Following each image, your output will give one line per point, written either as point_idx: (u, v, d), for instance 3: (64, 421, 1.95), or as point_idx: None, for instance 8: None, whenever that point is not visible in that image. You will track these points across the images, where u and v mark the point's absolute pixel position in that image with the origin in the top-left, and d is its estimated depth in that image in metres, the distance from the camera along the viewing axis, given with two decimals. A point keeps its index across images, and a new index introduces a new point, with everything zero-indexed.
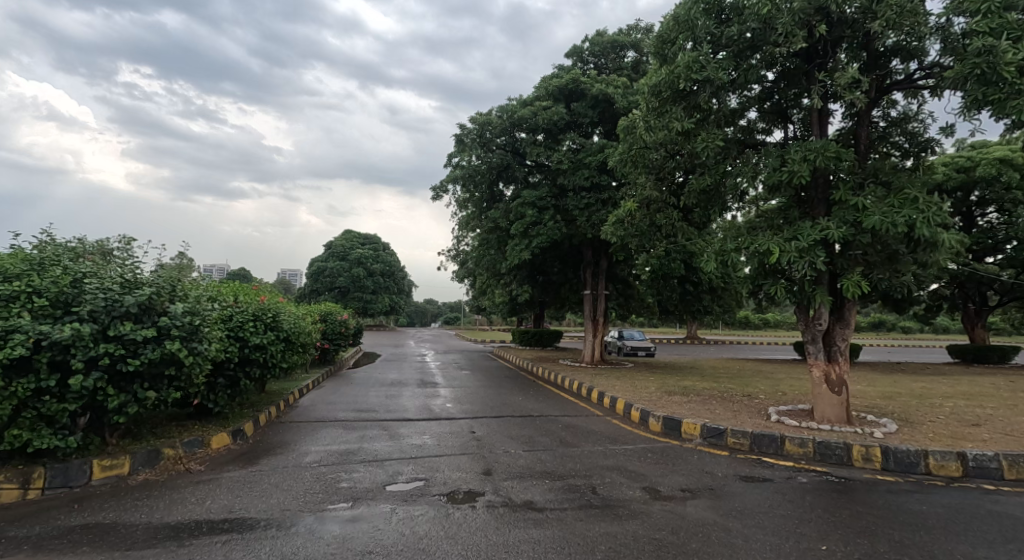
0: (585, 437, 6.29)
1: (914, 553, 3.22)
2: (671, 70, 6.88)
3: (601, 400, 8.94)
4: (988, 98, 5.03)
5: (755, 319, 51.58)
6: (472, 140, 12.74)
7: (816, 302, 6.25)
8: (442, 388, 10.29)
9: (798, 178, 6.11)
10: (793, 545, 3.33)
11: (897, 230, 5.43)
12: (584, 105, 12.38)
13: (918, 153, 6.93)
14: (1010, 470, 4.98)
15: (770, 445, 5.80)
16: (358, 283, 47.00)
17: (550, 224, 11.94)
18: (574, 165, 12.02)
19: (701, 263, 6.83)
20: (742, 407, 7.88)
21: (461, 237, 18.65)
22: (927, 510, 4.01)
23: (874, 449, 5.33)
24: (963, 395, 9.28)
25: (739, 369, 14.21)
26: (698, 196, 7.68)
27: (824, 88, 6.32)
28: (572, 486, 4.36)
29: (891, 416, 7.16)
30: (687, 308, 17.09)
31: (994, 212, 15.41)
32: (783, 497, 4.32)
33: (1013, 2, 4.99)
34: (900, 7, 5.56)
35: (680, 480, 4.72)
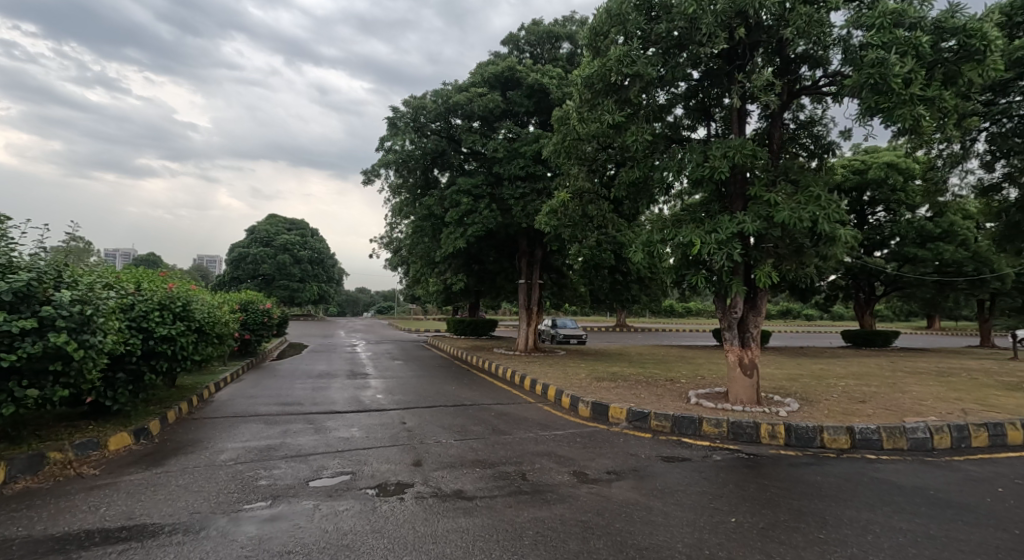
0: (516, 424, 6.36)
1: (811, 520, 3.52)
2: (603, 62, 6.99)
3: (534, 387, 9.08)
4: (879, 106, 5.50)
5: (679, 308, 54.43)
6: (406, 124, 12.39)
7: (732, 291, 6.65)
8: (372, 379, 10.04)
9: (718, 173, 6.43)
10: (707, 519, 3.54)
11: (803, 225, 5.88)
12: (520, 94, 12.38)
13: (821, 155, 7.51)
14: (889, 439, 5.57)
15: (688, 427, 6.14)
16: (284, 270, 44.78)
17: (485, 212, 11.88)
18: (509, 154, 12.02)
19: (630, 254, 7.06)
20: (666, 391, 8.29)
21: (394, 224, 18.19)
22: (822, 480, 4.40)
23: (779, 427, 5.77)
24: (854, 376, 10.28)
25: (663, 355, 14.94)
26: (627, 188, 7.92)
27: (743, 89, 6.67)
28: (502, 473, 4.40)
29: (794, 396, 7.80)
30: (616, 297, 17.68)
31: (883, 211, 17.06)
32: (700, 475, 4.57)
33: (902, 20, 5.47)
34: (809, 16, 5.96)
35: (606, 463, 4.89)
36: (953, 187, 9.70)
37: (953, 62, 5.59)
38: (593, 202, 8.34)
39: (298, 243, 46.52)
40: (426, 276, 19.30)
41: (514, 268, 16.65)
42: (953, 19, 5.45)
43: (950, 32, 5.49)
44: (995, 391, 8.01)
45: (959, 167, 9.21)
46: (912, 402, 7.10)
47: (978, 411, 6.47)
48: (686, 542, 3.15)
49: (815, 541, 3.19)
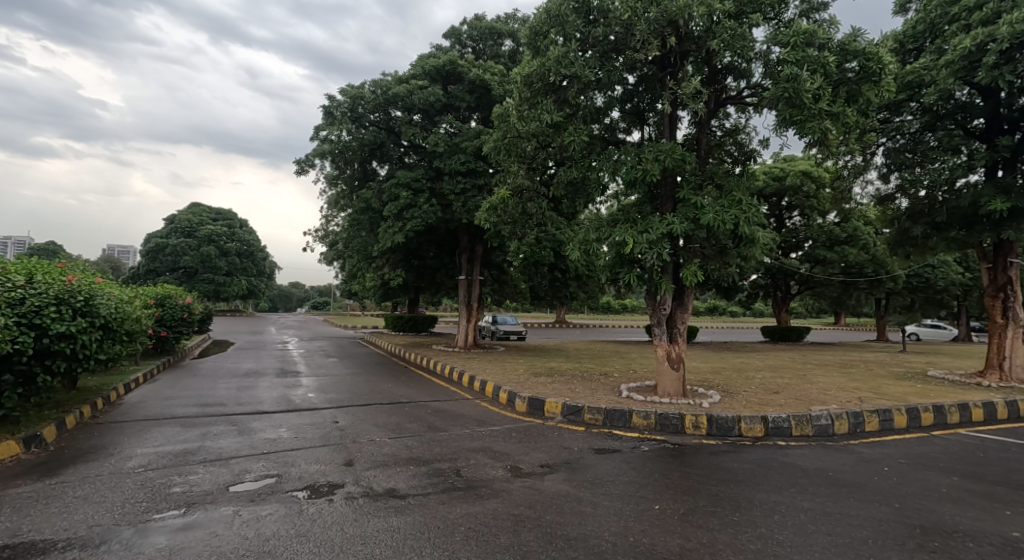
0: (452, 421, 6.34)
1: (727, 504, 3.76)
2: (543, 62, 7.11)
3: (472, 383, 9.08)
4: (793, 118, 5.92)
5: (615, 305, 56.30)
6: (343, 114, 12.00)
7: (661, 289, 6.95)
8: (303, 377, 9.67)
9: (650, 176, 6.69)
10: (633, 508, 3.69)
11: (726, 227, 6.24)
12: (461, 89, 12.29)
13: (744, 161, 7.98)
14: (797, 427, 6.03)
15: (619, 419, 6.37)
16: (208, 263, 42.13)
17: (425, 208, 11.66)
18: (450, 148, 11.90)
19: (567, 251, 7.22)
20: (599, 385, 8.54)
21: (329, 216, 17.55)
22: (738, 466, 4.71)
23: (702, 418, 6.10)
24: (770, 368, 11.06)
25: (599, 350, 15.39)
26: (566, 187, 8.09)
27: (673, 95, 6.99)
28: (436, 470, 4.38)
29: (717, 388, 8.28)
30: (555, 293, 17.97)
31: (798, 215, 18.43)
32: (628, 465, 4.77)
33: (813, 40, 5.91)
34: (733, 30, 6.31)
35: (540, 456, 4.98)
36: (856, 196, 10.61)
37: (855, 82, 6.12)
38: (532, 200, 8.42)
39: (225, 235, 43.93)
40: (362, 271, 18.78)
41: (455, 265, 16.54)
42: (855, 43, 5.97)
43: (852, 54, 6.01)
44: (888, 381, 8.86)
45: (861, 178, 10.09)
46: (818, 392, 7.74)
47: (872, 400, 7.14)
48: (612, 531, 3.28)
49: (729, 523, 3.41)
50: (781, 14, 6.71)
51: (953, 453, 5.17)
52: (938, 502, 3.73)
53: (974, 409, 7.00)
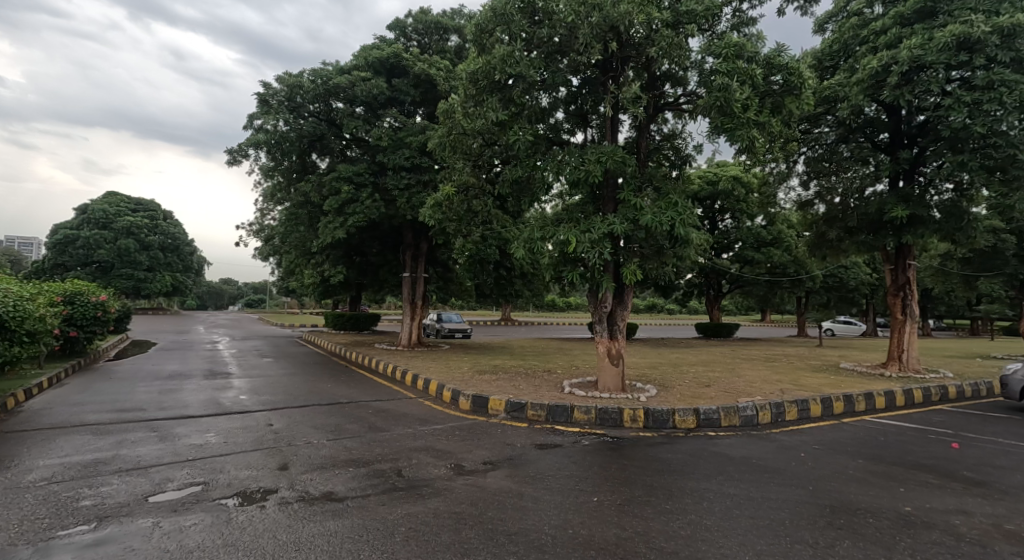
0: (394, 421, 6.26)
1: (660, 493, 3.93)
2: (488, 60, 7.14)
3: (415, 382, 8.97)
4: (724, 126, 6.26)
5: (559, 303, 57.28)
6: (279, 103, 11.50)
7: (603, 287, 7.14)
8: (234, 379, 9.22)
9: (593, 177, 6.85)
10: (572, 500, 3.79)
11: (663, 228, 6.50)
12: (406, 83, 12.09)
13: (681, 166, 8.33)
14: (726, 417, 6.39)
15: (561, 414, 6.51)
16: (127, 257, 39.22)
17: (367, 203, 11.38)
18: (394, 143, 11.67)
19: (512, 250, 7.28)
20: (542, 382, 8.68)
21: (265, 210, 16.78)
22: (671, 457, 4.94)
23: (639, 411, 6.33)
24: (703, 363, 11.63)
25: (542, 347, 15.61)
26: (511, 186, 8.14)
27: (615, 98, 7.20)
28: (377, 471, 4.31)
29: (654, 383, 8.61)
30: (500, 291, 18.05)
31: (729, 218, 19.46)
32: (569, 459, 4.89)
33: (743, 52, 6.26)
34: (670, 39, 6.57)
35: (483, 454, 5.01)
36: (780, 201, 11.33)
37: (780, 94, 6.55)
38: (478, 197, 8.39)
39: (146, 227, 40.98)
40: (301, 267, 18.09)
41: (398, 262, 16.25)
42: (779, 58, 6.38)
43: (777, 69, 6.42)
44: (808, 373, 9.53)
45: (785, 184, 10.79)
46: (745, 385, 8.23)
47: (792, 391, 7.68)
48: (552, 524, 3.36)
49: (661, 511, 3.57)
50: (715, 27, 7.08)
51: (860, 438, 5.66)
52: (847, 483, 4.07)
53: (878, 397, 7.67)
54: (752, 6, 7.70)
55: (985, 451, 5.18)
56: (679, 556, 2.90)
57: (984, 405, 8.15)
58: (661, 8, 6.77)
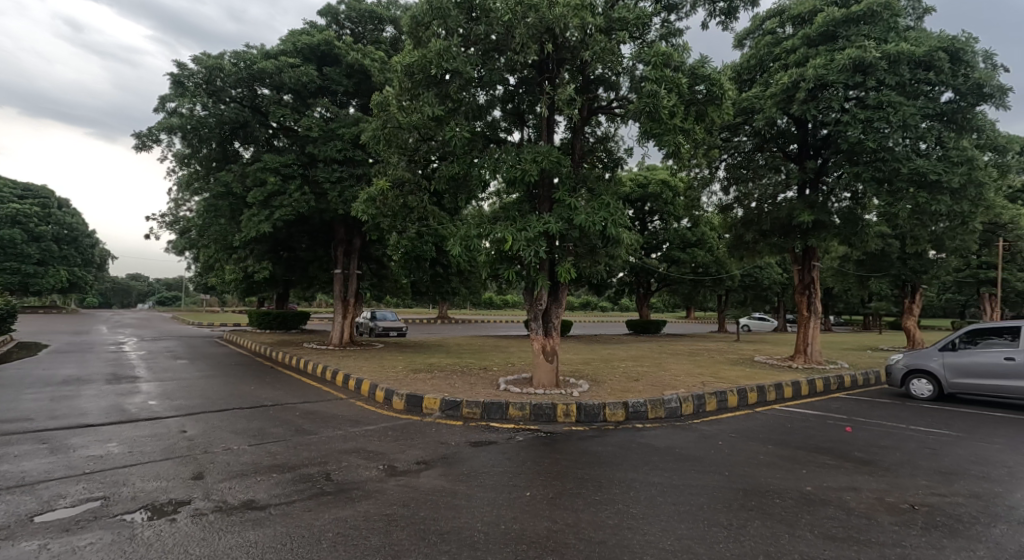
0: (323, 423, 6.04)
1: (589, 485, 4.05)
2: (424, 54, 7.03)
3: (346, 382, 8.70)
4: (653, 131, 6.52)
5: (495, 300, 57.53)
6: (196, 86, 10.73)
7: (538, 285, 7.24)
8: (143, 383, 8.52)
9: (529, 176, 6.92)
10: (505, 496, 3.83)
11: (596, 228, 6.69)
12: (338, 72, 11.64)
13: (613, 168, 8.59)
14: (653, 410, 6.69)
15: (496, 412, 6.54)
16: (14, 249, 35.19)
17: (296, 196, 10.88)
18: (324, 134, 11.21)
19: (448, 247, 7.22)
20: (478, 379, 8.70)
21: (180, 200, 15.62)
22: (601, 450, 5.10)
23: (572, 406, 6.49)
24: (633, 358, 12.10)
25: (478, 345, 15.63)
26: (448, 182, 8.06)
27: (550, 100, 7.32)
28: (303, 476, 4.15)
29: (586, 378, 8.86)
30: (436, 289, 17.86)
31: (658, 219, 20.32)
32: (503, 456, 4.93)
33: (671, 61, 6.54)
34: (603, 44, 6.77)
35: (416, 454, 4.94)
36: (704, 204, 11.97)
37: (703, 103, 6.92)
38: (413, 193, 8.24)
39: (37, 216, 36.97)
40: (221, 262, 17.01)
41: (330, 257, 15.67)
42: (703, 69, 6.74)
43: (701, 79, 6.78)
44: (727, 366, 10.15)
45: (708, 188, 11.42)
46: (671, 378, 8.64)
47: (712, 383, 8.16)
48: (485, 521, 3.37)
49: (590, 503, 3.68)
50: (645, 35, 7.36)
51: (770, 425, 6.11)
52: (758, 468, 4.38)
53: (787, 388, 8.31)
54: (679, 17, 8.07)
55: (875, 433, 5.75)
56: (605, 545, 3.00)
57: (875, 392, 9.04)
58: (595, 13, 6.93)
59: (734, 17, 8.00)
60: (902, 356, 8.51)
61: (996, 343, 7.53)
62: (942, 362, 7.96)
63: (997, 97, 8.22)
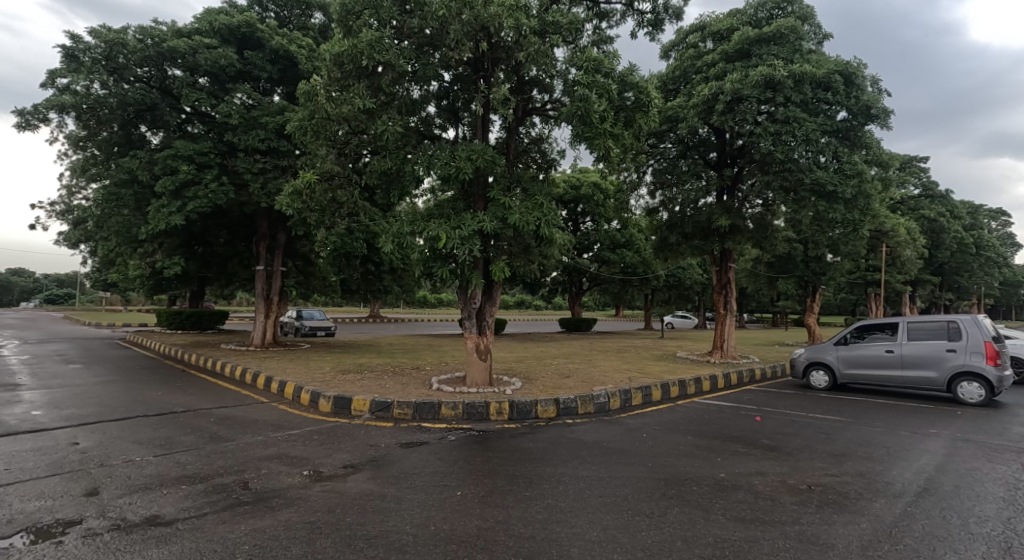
0: (241, 429, 5.69)
1: (519, 482, 4.08)
2: (354, 44, 6.79)
3: (269, 384, 8.26)
4: (584, 135, 6.66)
5: (430, 299, 56.89)
6: (94, 61, 9.73)
7: (472, 284, 7.21)
8: (27, 391, 7.64)
9: (463, 174, 6.86)
10: (436, 497, 3.78)
11: (530, 227, 6.75)
12: (261, 57, 11.00)
13: (547, 169, 8.69)
14: (583, 405, 6.85)
15: (428, 412, 6.44)
16: None
17: (213, 186, 10.16)
18: (245, 122, 10.56)
19: (379, 244, 7.02)
20: (410, 379, 8.53)
21: (74, 187, 14.14)
22: (532, 446, 5.16)
23: (504, 404, 6.51)
24: (564, 356, 12.34)
25: (410, 345, 15.34)
26: (379, 177, 7.84)
27: (483, 98, 7.31)
28: (216, 486, 3.88)
29: (519, 376, 8.93)
30: (366, 287, 17.35)
31: (589, 221, 20.89)
32: (434, 456, 4.86)
33: (602, 67, 6.72)
34: (537, 47, 6.84)
35: (343, 457, 4.77)
36: (632, 207, 12.43)
37: (631, 110, 7.18)
38: (343, 187, 7.94)
39: None
40: (124, 257, 15.58)
41: (251, 253, 14.81)
42: (632, 76, 6.98)
43: (629, 86, 7.02)
44: (652, 362, 10.60)
45: (636, 192, 11.87)
46: (601, 374, 8.90)
47: (639, 378, 8.49)
48: (414, 523, 3.31)
49: (521, 499, 3.71)
50: (577, 40, 7.53)
51: (691, 417, 6.44)
52: (679, 458, 4.61)
53: (706, 381, 8.81)
54: (610, 25, 8.33)
55: (781, 421, 6.22)
56: (534, 540, 3.04)
57: (781, 384, 9.79)
58: (529, 14, 6.96)
59: (660, 29, 8.36)
60: (804, 350, 9.24)
61: (879, 337, 8.33)
62: (836, 356, 8.75)
63: (881, 118, 9.09)
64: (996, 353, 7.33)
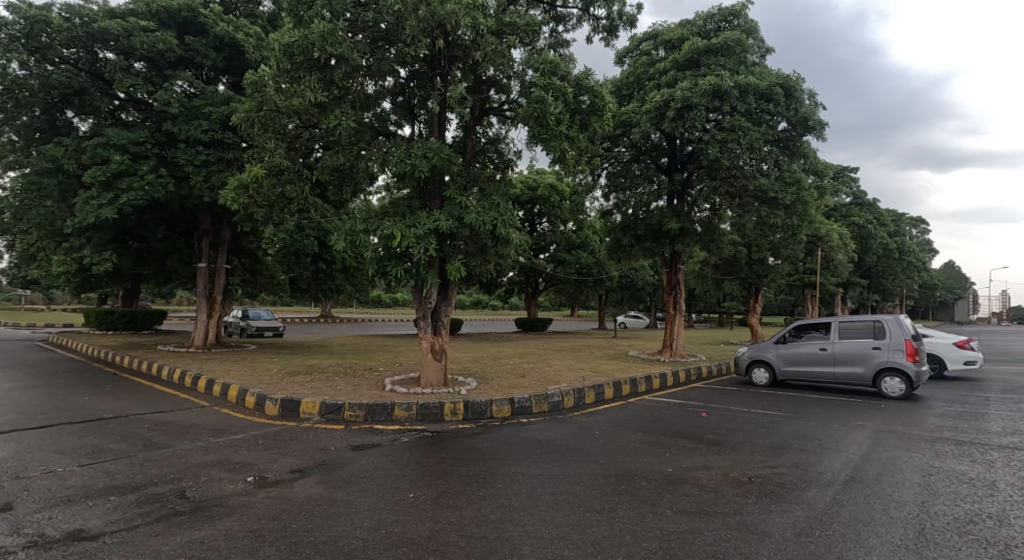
0: (179, 434, 5.40)
1: (473, 482, 4.06)
2: (305, 35, 6.57)
3: (210, 388, 7.87)
4: (540, 136, 6.71)
5: (384, 299, 55.92)
6: (13, 39, 9.00)
7: (427, 283, 7.13)
8: None
9: (419, 172, 6.76)
10: (387, 500, 3.71)
11: (486, 227, 6.73)
12: (205, 43, 10.49)
13: (504, 169, 8.70)
14: (537, 405, 6.90)
15: (381, 413, 6.33)
16: None
17: (150, 178, 9.59)
18: (186, 111, 10.04)
19: (331, 241, 6.83)
20: (362, 380, 8.34)
21: None
22: (486, 446, 5.15)
23: (459, 404, 6.47)
24: (520, 355, 12.40)
25: (363, 345, 15.00)
26: (332, 173, 7.63)
27: (440, 97, 7.25)
28: (150, 496, 3.67)
29: (474, 376, 8.89)
30: (317, 285, 16.86)
31: (546, 222, 21.08)
32: (386, 458, 4.78)
33: (558, 70, 6.80)
34: (494, 47, 6.83)
35: (290, 462, 4.62)
36: (587, 209, 12.63)
37: (586, 113, 7.29)
38: (292, 183, 7.67)
39: None
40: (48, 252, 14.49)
41: (192, 249, 14.08)
42: (587, 80, 7.09)
43: (585, 90, 7.14)
44: (605, 361, 10.80)
45: (591, 194, 12.07)
46: (555, 374, 8.99)
47: (592, 377, 8.63)
48: (364, 527, 3.24)
49: (474, 499, 3.70)
50: (534, 42, 7.57)
51: (641, 414, 6.60)
52: (629, 454, 4.71)
53: (656, 379, 9.06)
54: (566, 29, 8.42)
55: (725, 417, 6.48)
56: (486, 540, 3.03)
57: (726, 380, 10.20)
58: (486, 14, 6.95)
59: (615, 35, 8.53)
60: (747, 349, 9.65)
61: (815, 336, 8.81)
62: (776, 354, 9.18)
63: (818, 129, 9.63)
64: (915, 350, 7.89)
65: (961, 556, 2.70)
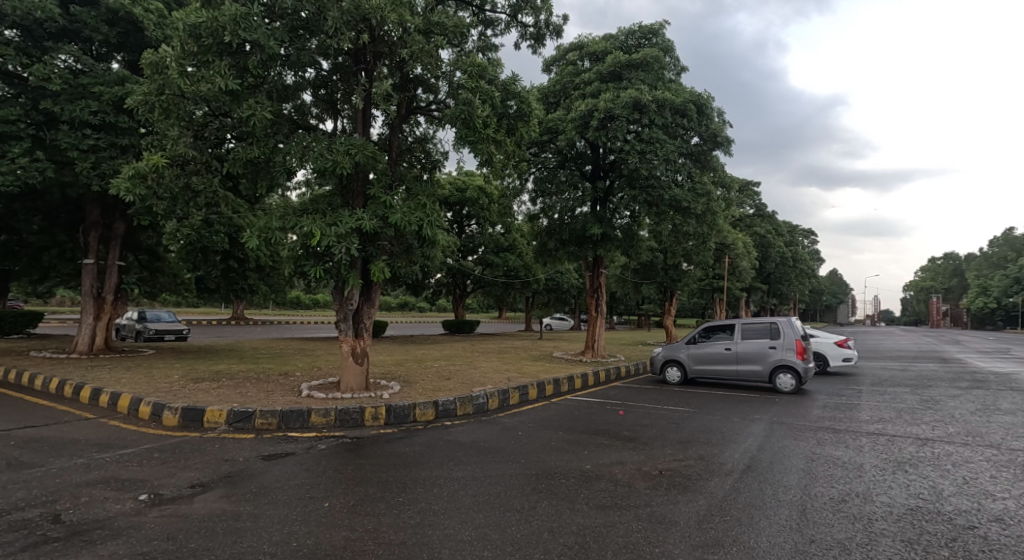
0: (54, 451, 4.84)
1: (393, 488, 3.97)
2: (215, 17, 6.14)
3: (96, 398, 7.11)
4: (467, 138, 6.69)
5: (304, 300, 53.47)
6: None
7: (349, 284, 6.88)
8: None
9: (341, 169, 6.51)
10: (300, 511, 3.53)
11: (411, 227, 6.61)
12: (95, 15, 9.51)
13: (431, 169, 8.59)
14: (461, 407, 6.86)
15: (296, 420, 6.02)
16: None
17: (25, 162, 8.52)
18: (71, 90, 9.05)
19: (244, 238, 6.42)
20: (276, 386, 7.90)
21: None
22: (407, 450, 5.05)
23: (381, 409, 6.29)
24: (444, 357, 12.29)
25: (278, 349, 14.20)
26: (245, 166, 7.17)
27: (364, 92, 7.03)
28: (15, 522, 3.25)
29: (397, 379, 8.70)
30: (227, 286, 15.75)
31: (474, 224, 21.11)
32: (300, 467, 4.55)
33: (485, 73, 6.82)
34: (422, 45, 6.73)
35: (190, 476, 4.27)
36: (514, 212, 12.78)
37: (513, 117, 7.37)
38: (200, 174, 7.14)
39: None
40: None
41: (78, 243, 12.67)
42: (514, 86, 7.18)
43: (512, 95, 7.22)
44: (529, 363, 10.97)
45: (518, 198, 12.25)
46: (479, 375, 8.99)
47: (515, 378, 8.72)
48: (273, 541, 3.06)
49: (392, 505, 3.61)
50: (462, 43, 7.56)
51: (562, 413, 6.77)
52: (548, 453, 4.81)
53: (577, 379, 9.33)
54: (495, 33, 8.49)
55: (640, 414, 6.79)
56: (404, 545, 2.97)
57: (641, 379, 10.71)
58: (413, 12, 6.86)
59: (542, 43, 8.70)
60: (663, 349, 10.17)
61: (721, 337, 9.45)
62: (688, 354, 9.74)
63: (726, 145, 10.37)
64: (804, 349, 8.76)
65: (835, 531, 3.00)
